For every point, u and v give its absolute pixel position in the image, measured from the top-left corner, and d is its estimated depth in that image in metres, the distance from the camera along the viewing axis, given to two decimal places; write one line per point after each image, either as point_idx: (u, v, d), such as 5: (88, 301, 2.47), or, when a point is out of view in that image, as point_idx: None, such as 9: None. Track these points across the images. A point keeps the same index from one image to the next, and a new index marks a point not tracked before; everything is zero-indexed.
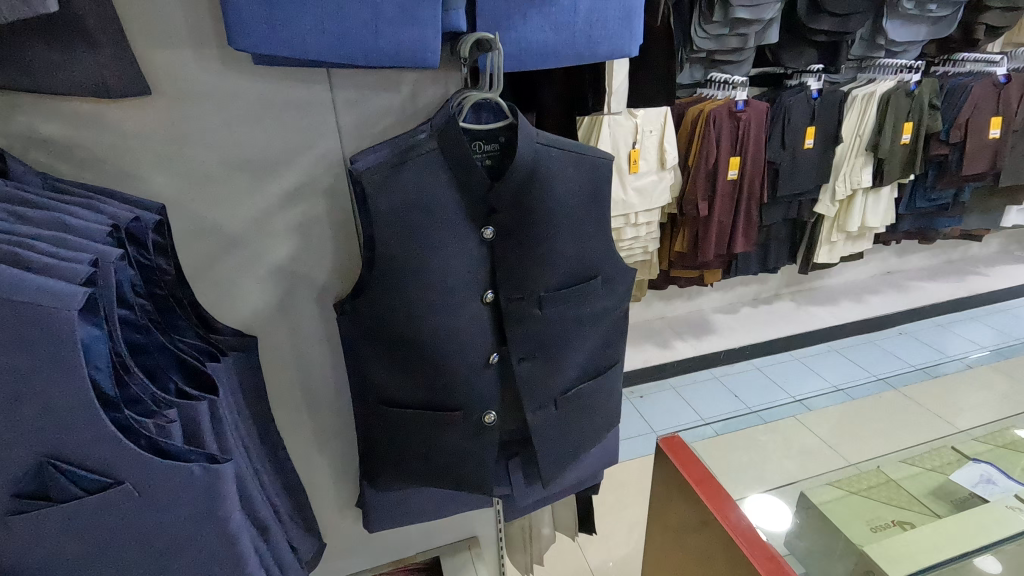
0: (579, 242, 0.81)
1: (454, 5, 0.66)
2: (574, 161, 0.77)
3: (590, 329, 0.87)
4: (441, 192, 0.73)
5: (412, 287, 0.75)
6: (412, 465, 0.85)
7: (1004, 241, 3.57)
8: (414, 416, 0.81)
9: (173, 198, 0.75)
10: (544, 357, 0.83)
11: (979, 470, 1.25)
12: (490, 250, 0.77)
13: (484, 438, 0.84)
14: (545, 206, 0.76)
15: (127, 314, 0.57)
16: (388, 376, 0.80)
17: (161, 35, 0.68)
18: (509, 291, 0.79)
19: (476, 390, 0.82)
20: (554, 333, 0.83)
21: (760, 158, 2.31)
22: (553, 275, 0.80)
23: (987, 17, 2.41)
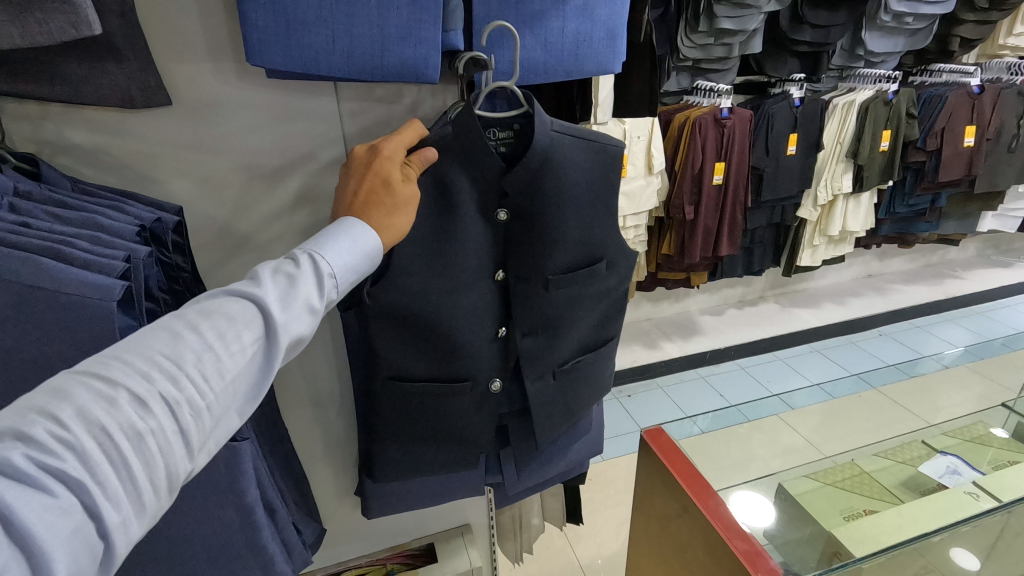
0: (585, 228, 0.87)
1: (453, 26, 0.73)
2: (582, 147, 0.83)
3: (590, 307, 0.94)
4: (458, 176, 0.78)
5: (427, 265, 0.80)
6: (415, 433, 0.91)
7: (981, 246, 3.69)
8: (422, 388, 0.87)
9: (190, 201, 0.81)
10: (546, 332, 0.90)
11: (946, 462, 1.36)
12: (500, 229, 0.84)
13: (487, 405, 0.91)
14: (557, 190, 0.82)
15: (154, 308, 0.64)
16: (399, 353, 0.85)
17: (181, 49, 0.73)
18: (518, 270, 0.85)
19: (482, 362, 0.88)
20: (557, 311, 0.89)
21: (745, 164, 2.39)
22: (561, 256, 0.86)
23: (962, 30, 2.51)
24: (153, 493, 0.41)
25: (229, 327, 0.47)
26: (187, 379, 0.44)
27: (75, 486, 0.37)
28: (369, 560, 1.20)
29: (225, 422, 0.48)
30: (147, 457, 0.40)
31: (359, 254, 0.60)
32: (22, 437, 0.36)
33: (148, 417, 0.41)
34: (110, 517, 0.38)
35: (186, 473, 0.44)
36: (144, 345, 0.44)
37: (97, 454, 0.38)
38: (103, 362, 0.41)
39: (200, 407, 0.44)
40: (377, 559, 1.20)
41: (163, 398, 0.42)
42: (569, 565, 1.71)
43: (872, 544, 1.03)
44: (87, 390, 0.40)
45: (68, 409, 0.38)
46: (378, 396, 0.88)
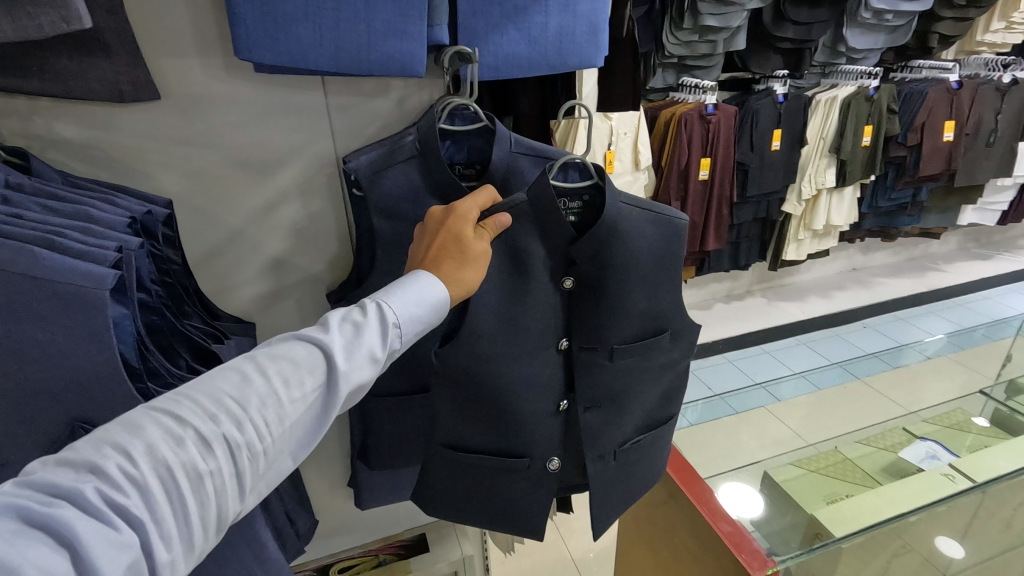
0: (652, 299, 0.84)
1: (438, 21, 0.74)
2: (650, 219, 0.81)
3: (653, 381, 0.89)
4: (528, 242, 0.78)
5: (492, 335, 0.79)
6: (467, 506, 0.87)
7: (962, 239, 3.76)
8: (479, 460, 0.84)
9: (180, 195, 0.82)
10: (609, 408, 0.86)
11: (925, 447, 1.40)
12: (565, 298, 0.83)
13: (544, 485, 0.87)
14: (623, 261, 0.80)
15: (144, 297, 0.65)
16: (457, 419, 0.83)
17: (170, 44, 0.74)
18: (582, 340, 0.83)
19: (541, 437, 0.85)
20: (621, 385, 0.86)
21: (730, 160, 2.42)
22: (625, 327, 0.83)
23: (940, 27, 2.56)
24: (203, 533, 0.42)
25: (294, 372, 0.48)
26: (248, 424, 0.45)
27: (134, 523, 0.38)
28: (361, 551, 1.21)
29: (283, 465, 0.49)
30: (202, 498, 0.42)
31: (428, 304, 0.59)
32: (95, 470, 0.38)
33: (209, 459, 0.42)
34: (161, 557, 0.39)
35: (239, 514, 0.45)
36: (214, 385, 0.45)
37: (158, 491, 0.40)
38: (176, 400, 0.43)
39: (258, 452, 0.45)
40: (369, 550, 1.21)
41: (225, 441, 0.43)
42: (561, 557, 1.72)
43: (852, 523, 1.05)
44: (158, 428, 0.42)
45: (138, 445, 0.40)
46: (432, 464, 0.86)
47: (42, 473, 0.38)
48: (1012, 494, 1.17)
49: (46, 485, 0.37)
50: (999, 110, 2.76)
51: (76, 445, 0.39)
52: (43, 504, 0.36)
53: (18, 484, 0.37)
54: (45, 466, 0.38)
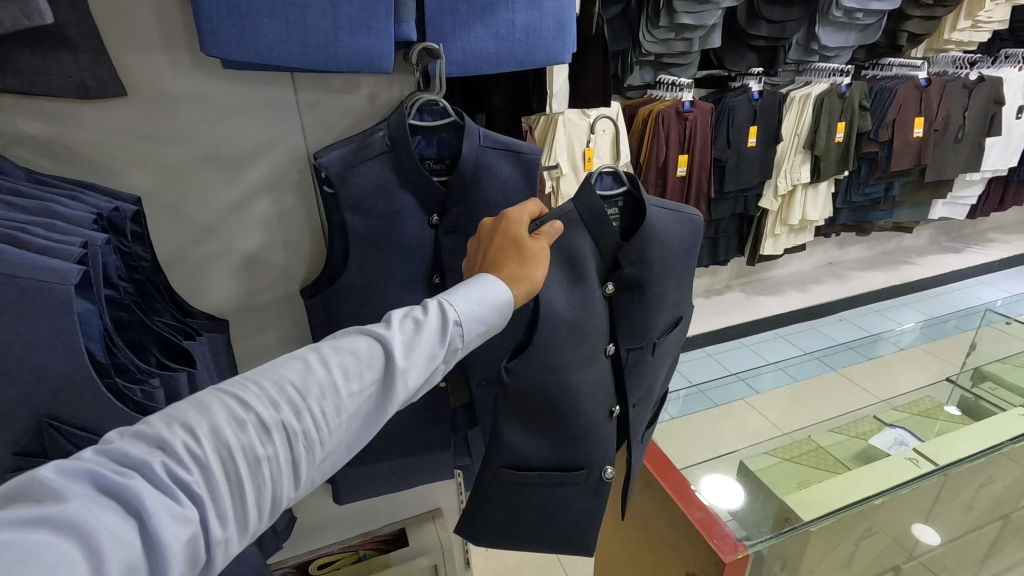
0: (678, 294, 0.90)
1: (405, 18, 0.75)
2: (677, 219, 0.85)
3: (666, 365, 0.96)
4: (583, 250, 0.78)
5: (558, 350, 0.78)
6: (525, 518, 0.87)
7: (934, 233, 3.85)
8: (542, 473, 0.84)
9: (149, 192, 0.81)
10: (642, 399, 0.91)
11: (894, 434, 1.43)
12: (608, 302, 0.84)
13: (600, 489, 0.89)
14: (661, 262, 0.83)
15: (112, 295, 0.65)
16: (519, 438, 0.81)
17: (136, 40, 0.74)
18: (628, 342, 0.85)
19: (601, 445, 0.86)
20: (651, 376, 0.91)
21: (707, 156, 2.45)
22: (658, 324, 0.87)
23: (908, 25, 2.62)
24: (258, 517, 0.43)
25: (355, 365, 0.49)
26: (307, 412, 0.45)
27: (194, 499, 0.40)
28: (341, 547, 1.22)
29: (337, 456, 0.50)
30: (259, 482, 0.43)
31: (490, 305, 0.59)
32: (164, 446, 0.40)
33: (268, 444, 0.43)
34: (218, 534, 0.40)
35: (293, 502, 0.46)
36: (280, 372, 0.47)
37: (218, 471, 0.41)
38: (243, 384, 0.45)
39: (315, 441, 0.46)
40: (350, 546, 1.22)
41: (284, 428, 0.44)
42: (543, 550, 1.74)
43: (820, 507, 1.07)
44: (224, 410, 0.43)
45: (204, 426, 0.42)
46: (489, 487, 0.83)
47: (118, 443, 0.40)
48: (974, 477, 1.21)
49: (120, 456, 0.39)
50: (967, 107, 2.82)
51: (150, 420, 0.41)
52: (116, 475, 0.38)
53: (97, 453, 0.39)
54: (121, 436, 0.41)
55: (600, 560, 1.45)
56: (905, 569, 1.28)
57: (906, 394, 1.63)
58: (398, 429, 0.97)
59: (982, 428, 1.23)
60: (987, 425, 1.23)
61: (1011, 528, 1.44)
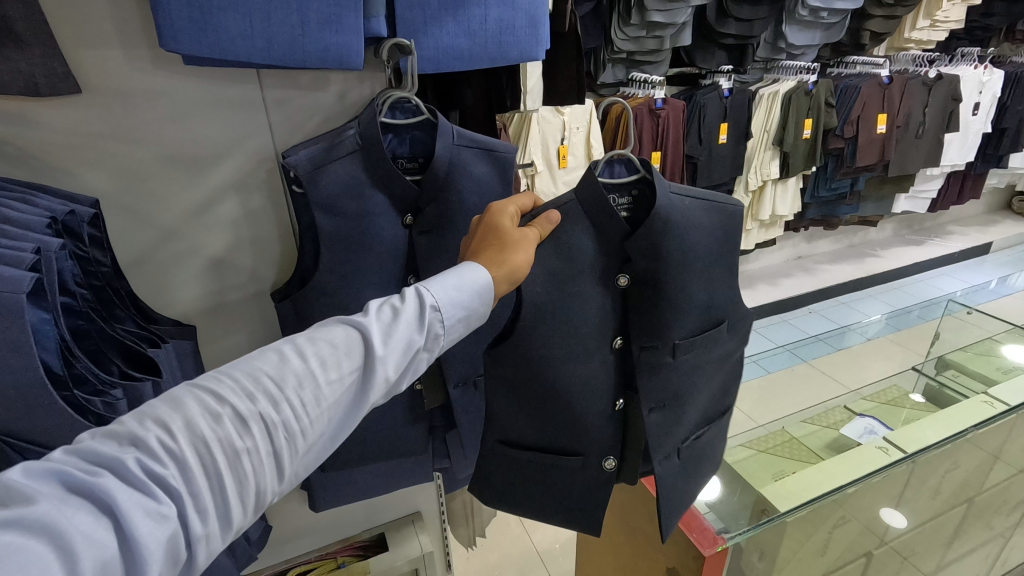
0: (709, 289, 0.81)
1: (375, 13, 0.73)
2: (705, 207, 0.80)
3: (711, 376, 0.87)
4: (580, 237, 0.76)
5: (548, 333, 0.76)
6: (522, 503, 0.86)
7: (897, 226, 3.97)
8: (534, 456, 0.83)
9: (107, 194, 0.78)
10: (671, 408, 0.82)
11: (864, 424, 1.46)
12: (621, 294, 0.80)
13: (602, 485, 0.84)
14: (681, 253, 0.77)
15: (69, 301, 0.62)
16: (512, 416, 0.82)
17: (90, 35, 0.71)
18: (641, 339, 0.79)
19: (596, 435, 0.83)
20: (680, 383, 0.82)
21: (680, 152, 2.48)
22: (684, 323, 0.80)
23: (870, 25, 2.69)
24: (241, 509, 0.43)
25: (331, 355, 0.49)
26: (284, 403, 0.45)
27: (172, 493, 0.40)
28: (319, 555, 1.19)
29: (320, 447, 0.50)
30: (239, 474, 0.43)
31: (469, 290, 0.59)
32: (137, 442, 0.40)
33: (246, 436, 0.43)
34: (198, 528, 0.41)
35: (275, 494, 0.46)
36: (256, 363, 0.46)
37: (194, 466, 0.41)
38: (216, 377, 0.45)
39: (296, 431, 0.46)
40: (327, 553, 1.19)
41: (262, 420, 0.44)
42: (525, 551, 1.73)
43: (794, 498, 1.06)
44: (199, 403, 0.43)
45: (178, 421, 0.41)
46: (489, 460, 0.86)
47: (89, 442, 0.39)
48: (940, 462, 1.25)
49: (91, 455, 0.39)
50: (927, 104, 2.90)
51: (122, 418, 0.41)
52: (87, 473, 0.37)
53: (67, 452, 0.38)
54: (92, 436, 0.40)
55: (582, 558, 1.45)
56: (877, 554, 1.31)
57: (874, 384, 1.65)
58: (374, 435, 0.95)
59: (947, 415, 1.26)
60: (952, 411, 1.26)
61: (975, 511, 1.48)
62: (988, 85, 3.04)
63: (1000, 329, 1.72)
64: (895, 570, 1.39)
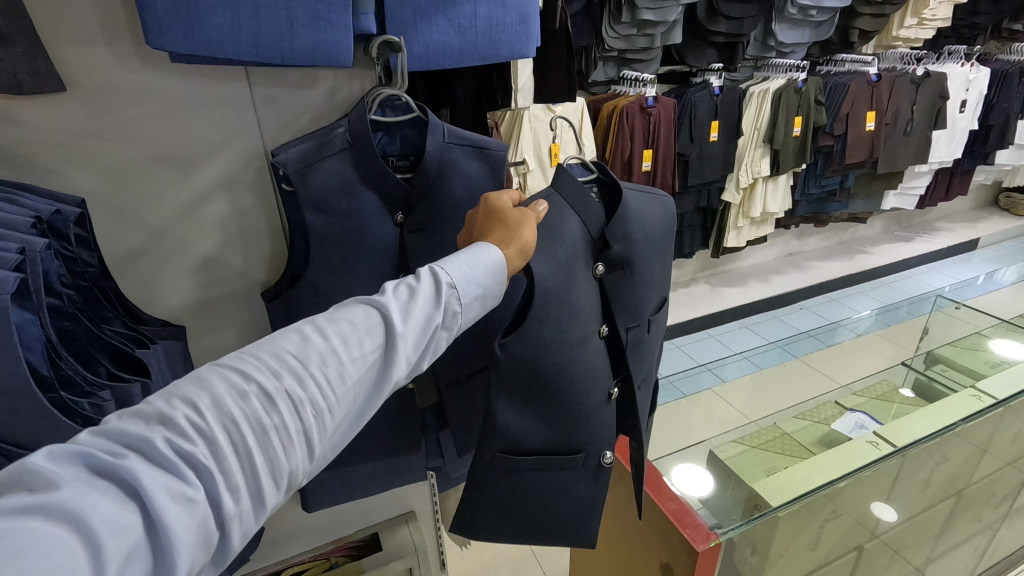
0: (662, 269, 0.90)
1: (364, 10, 0.73)
2: (653, 195, 0.88)
3: (657, 349, 0.97)
4: (571, 227, 0.77)
5: (553, 324, 0.75)
6: (522, 508, 0.83)
7: (886, 223, 4.00)
8: (535, 458, 0.81)
9: (93, 193, 0.77)
10: (642, 383, 0.89)
11: (855, 419, 1.46)
12: (601, 284, 0.82)
13: (601, 476, 0.86)
14: (645, 237, 0.83)
15: (55, 303, 0.61)
16: (512, 420, 0.77)
17: (74, 32, 0.70)
18: (625, 321, 0.83)
19: (598, 428, 0.83)
20: (647, 359, 0.90)
21: (671, 150, 2.48)
22: (650, 302, 0.87)
23: (859, 22, 2.70)
24: (271, 489, 0.42)
25: (353, 332, 0.48)
26: (309, 380, 0.44)
27: (201, 472, 0.39)
28: (312, 556, 1.17)
29: (346, 427, 0.49)
30: (269, 452, 0.42)
31: (482, 269, 0.59)
32: (165, 421, 0.39)
33: (273, 413, 0.42)
34: (230, 507, 0.40)
35: (305, 473, 0.45)
36: (278, 343, 0.46)
37: (223, 444, 0.40)
38: (240, 358, 0.44)
39: (324, 409, 0.45)
40: (321, 554, 1.18)
41: (289, 397, 0.43)
42: (520, 549, 1.73)
43: (787, 493, 1.07)
44: (224, 383, 0.42)
45: (205, 399, 0.41)
46: (486, 474, 0.79)
47: (116, 423, 0.39)
48: (930, 456, 1.26)
49: (118, 436, 0.38)
50: (914, 102, 2.93)
51: (149, 399, 0.41)
52: (112, 455, 0.37)
53: (93, 435, 0.38)
54: (118, 418, 0.40)
55: (576, 555, 1.45)
56: (868, 547, 1.32)
57: (865, 378, 1.67)
58: (367, 435, 0.95)
59: (937, 409, 1.27)
60: (941, 405, 1.28)
61: (964, 503, 1.50)
62: (975, 83, 3.07)
63: (989, 324, 1.71)
64: (886, 563, 1.40)
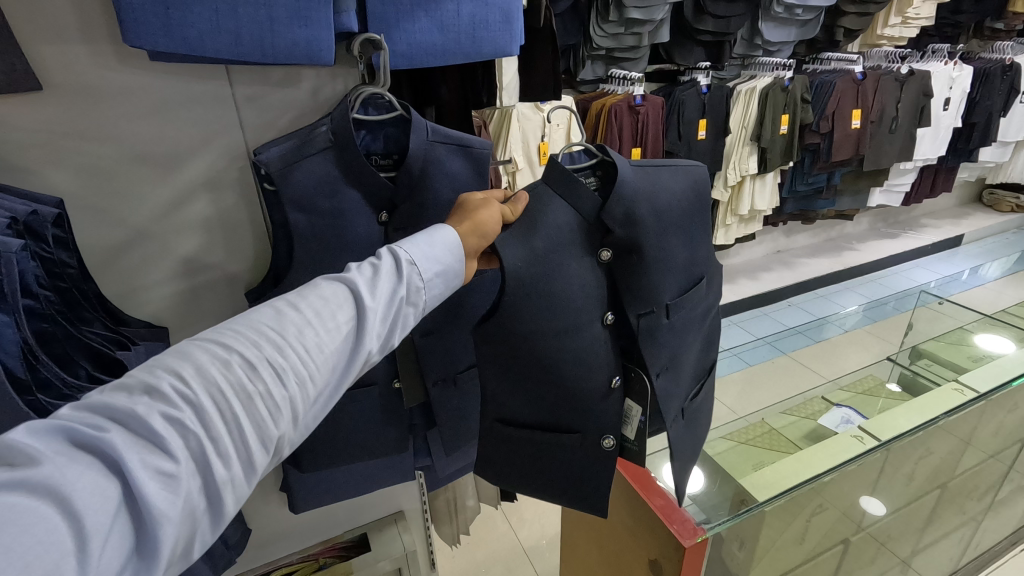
0: (686, 249, 0.86)
1: (346, 8, 0.72)
2: (668, 170, 0.86)
3: (697, 334, 0.92)
4: (559, 217, 0.77)
5: (543, 309, 0.75)
6: (527, 481, 0.86)
7: (872, 220, 4.04)
8: (532, 435, 0.82)
9: (72, 194, 0.76)
10: (670, 371, 0.86)
11: (841, 413, 1.47)
12: (607, 269, 0.81)
13: (599, 465, 0.84)
14: (654, 216, 0.81)
15: (32, 304, 0.60)
16: (506, 396, 0.80)
17: (50, 30, 0.69)
18: (637, 307, 0.81)
19: (599, 413, 0.83)
20: (674, 345, 0.86)
21: (659, 148, 2.49)
22: (670, 285, 0.84)
23: (844, 21, 2.73)
24: (258, 454, 0.43)
25: (325, 306, 0.51)
26: (288, 348, 0.46)
27: (189, 439, 0.40)
28: (300, 556, 1.18)
29: (326, 398, 0.51)
30: (255, 418, 0.43)
31: (441, 248, 0.62)
32: (147, 393, 0.40)
33: (257, 380, 0.43)
34: (221, 472, 0.41)
35: (289, 441, 0.47)
36: (251, 317, 0.47)
37: (210, 411, 0.41)
38: (219, 331, 0.45)
39: (305, 376, 0.47)
40: (309, 555, 1.18)
41: (270, 365, 0.45)
42: (511, 548, 1.73)
43: (774, 487, 1.08)
44: (203, 354, 0.43)
45: (188, 368, 0.42)
46: (486, 441, 0.84)
47: (99, 396, 0.39)
48: (914, 449, 1.28)
49: (101, 409, 0.38)
50: (899, 99, 2.96)
51: (127, 374, 0.41)
52: (95, 428, 0.37)
53: (75, 409, 0.38)
54: (100, 392, 0.40)
55: (566, 553, 1.46)
56: (855, 540, 1.34)
57: (851, 373, 1.69)
58: (354, 436, 0.94)
59: (920, 403, 1.28)
60: (925, 399, 1.29)
61: (948, 496, 1.52)
62: (958, 80, 3.11)
63: (972, 319, 1.75)
64: (872, 556, 1.42)
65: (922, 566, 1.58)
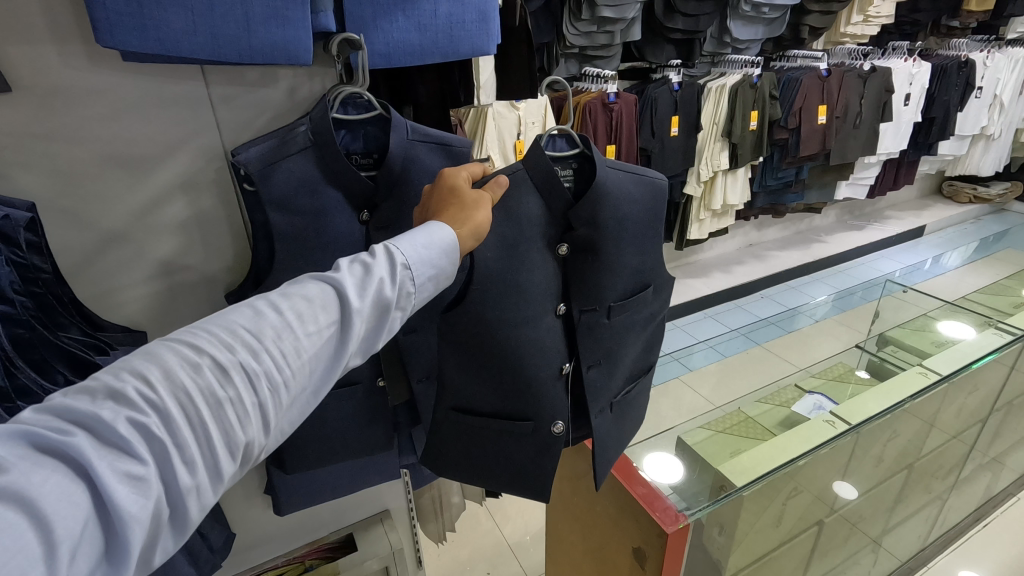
0: (640, 255, 0.86)
1: (323, 8, 0.73)
2: (634, 178, 0.84)
3: (638, 335, 0.93)
4: (529, 207, 0.78)
5: (507, 299, 0.78)
6: (476, 467, 0.87)
7: (839, 212, 4.15)
8: (487, 423, 0.84)
9: (44, 197, 0.74)
10: (606, 364, 0.88)
11: (813, 400, 1.52)
12: (562, 263, 0.83)
13: (553, 449, 0.86)
14: (614, 219, 0.81)
15: (8, 309, 0.60)
16: (464, 384, 0.83)
17: (18, 31, 0.67)
18: (581, 303, 0.83)
19: (551, 402, 0.85)
20: (613, 341, 0.88)
21: (634, 146, 2.53)
22: (617, 286, 0.85)
23: (808, 19, 2.80)
24: (226, 462, 0.43)
25: (309, 309, 0.49)
26: (263, 352, 0.45)
27: (156, 446, 0.40)
28: (286, 559, 1.17)
29: (302, 403, 0.50)
30: (224, 424, 0.43)
31: (437, 247, 0.59)
32: (113, 396, 0.39)
33: (228, 386, 0.43)
34: (185, 480, 0.41)
35: (260, 447, 0.46)
36: (229, 317, 0.46)
37: (177, 417, 0.41)
38: (192, 332, 0.44)
39: (278, 382, 0.46)
40: (295, 558, 1.18)
41: (243, 370, 0.44)
42: (496, 544, 1.74)
43: (750, 473, 1.12)
44: (174, 357, 0.42)
45: (155, 371, 0.41)
46: (441, 430, 0.86)
47: (62, 399, 0.39)
48: (882, 431, 1.33)
49: (65, 413, 0.38)
50: (863, 96, 3.05)
51: (95, 375, 0.40)
52: (57, 432, 0.37)
53: (37, 411, 0.38)
54: (65, 393, 0.39)
55: (551, 545, 1.48)
56: (828, 522, 1.39)
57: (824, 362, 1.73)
58: (339, 436, 0.94)
59: (888, 387, 1.33)
60: (892, 383, 1.34)
61: (915, 476, 1.58)
62: (918, 77, 3.22)
63: (935, 305, 1.77)
64: (845, 536, 1.48)
65: (891, 544, 1.64)
